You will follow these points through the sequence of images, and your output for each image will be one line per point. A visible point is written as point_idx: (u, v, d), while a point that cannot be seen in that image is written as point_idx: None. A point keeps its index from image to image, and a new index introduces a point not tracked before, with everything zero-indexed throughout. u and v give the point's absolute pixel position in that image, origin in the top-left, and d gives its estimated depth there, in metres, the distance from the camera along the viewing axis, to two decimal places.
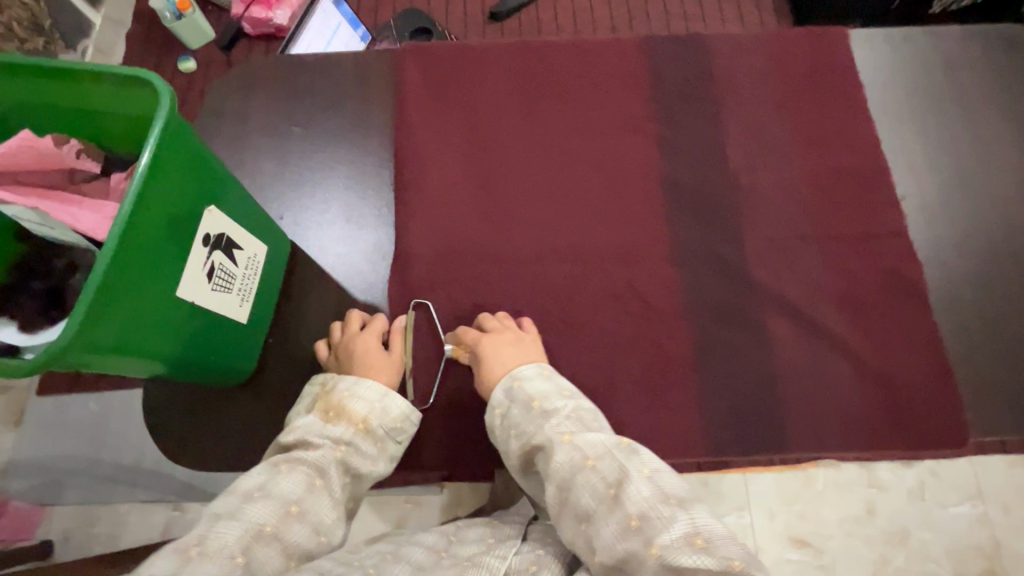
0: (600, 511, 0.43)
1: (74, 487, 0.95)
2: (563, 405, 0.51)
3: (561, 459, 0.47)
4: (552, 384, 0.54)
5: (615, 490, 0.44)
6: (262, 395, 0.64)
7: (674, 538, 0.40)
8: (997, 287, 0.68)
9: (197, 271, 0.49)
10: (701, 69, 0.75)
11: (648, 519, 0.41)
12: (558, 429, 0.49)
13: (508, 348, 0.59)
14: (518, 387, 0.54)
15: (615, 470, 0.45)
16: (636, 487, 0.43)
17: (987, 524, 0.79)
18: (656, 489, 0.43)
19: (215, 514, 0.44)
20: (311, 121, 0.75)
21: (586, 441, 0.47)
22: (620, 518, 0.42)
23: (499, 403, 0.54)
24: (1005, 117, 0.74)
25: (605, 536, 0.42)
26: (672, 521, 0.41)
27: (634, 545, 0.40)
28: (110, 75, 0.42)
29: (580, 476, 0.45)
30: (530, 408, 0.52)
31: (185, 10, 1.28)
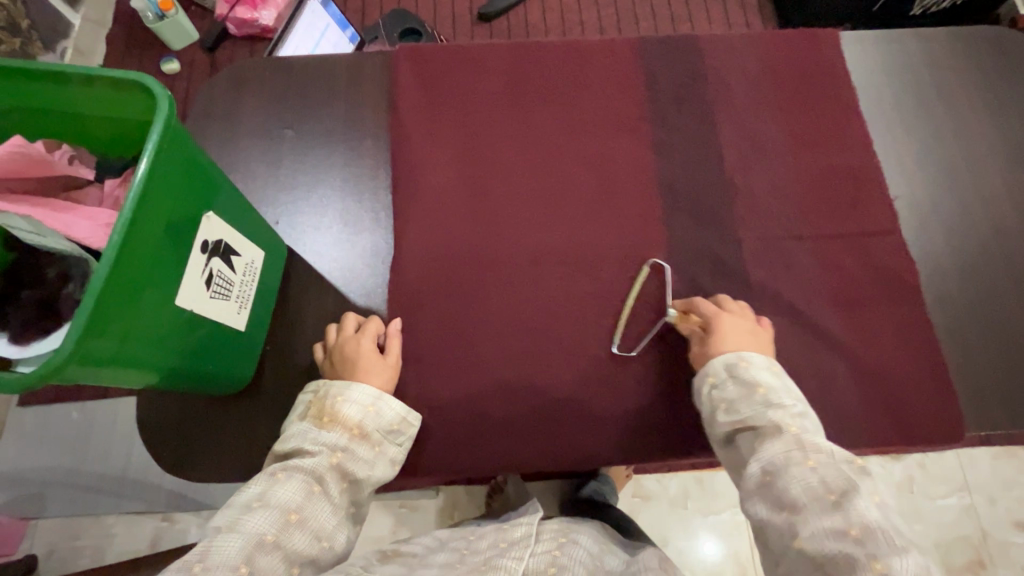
0: (813, 506, 0.44)
1: (59, 498, 0.93)
2: (794, 404, 0.52)
3: (777, 447, 0.48)
4: (781, 382, 0.54)
5: (836, 496, 0.44)
6: (257, 404, 0.63)
7: (907, 570, 0.39)
8: (987, 283, 0.69)
9: (196, 278, 0.48)
10: (694, 70, 0.76)
11: (871, 534, 0.41)
12: (783, 419, 0.50)
13: (745, 334, 0.59)
14: (744, 371, 0.55)
15: (840, 478, 0.45)
16: (864, 504, 0.43)
17: (974, 515, 0.92)
18: (887, 517, 0.42)
19: (217, 527, 0.45)
20: (305, 124, 0.74)
21: (812, 443, 0.48)
22: (836, 520, 0.42)
23: (716, 373, 0.56)
24: (990, 115, 0.76)
25: (810, 528, 0.43)
26: (902, 551, 0.40)
27: (848, 549, 0.41)
28: (101, 78, 0.41)
29: (792, 466, 0.47)
30: (752, 392, 0.53)
31: (167, 10, 1.26)
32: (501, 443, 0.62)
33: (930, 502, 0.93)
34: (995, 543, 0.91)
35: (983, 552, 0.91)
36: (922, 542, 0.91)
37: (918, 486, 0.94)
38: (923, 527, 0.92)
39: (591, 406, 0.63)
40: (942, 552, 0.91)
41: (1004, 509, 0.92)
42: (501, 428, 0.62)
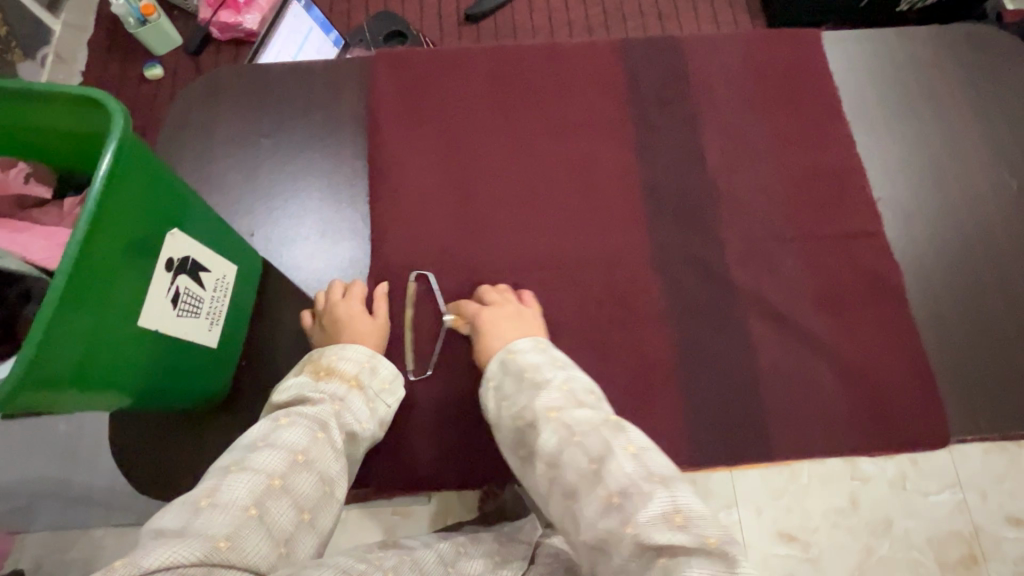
0: (583, 486, 0.42)
1: (46, 512, 0.93)
2: (556, 379, 0.50)
3: (549, 435, 0.46)
4: (545, 357, 0.53)
5: (597, 465, 0.43)
6: (235, 419, 0.62)
7: (656, 515, 0.39)
8: (973, 282, 0.68)
9: (160, 297, 0.47)
10: (676, 71, 0.75)
11: (629, 494, 0.41)
12: (547, 403, 0.48)
13: (505, 320, 0.59)
14: (512, 360, 0.53)
15: (598, 446, 0.44)
16: (620, 463, 0.42)
17: (967, 511, 0.92)
18: (640, 465, 0.42)
19: (222, 468, 0.43)
20: (281, 132, 0.73)
21: (572, 418, 0.46)
22: (602, 494, 0.41)
23: (492, 376, 0.54)
24: (973, 112, 0.76)
25: (587, 515, 0.41)
26: (653, 498, 0.40)
27: (615, 522, 0.40)
28: (55, 95, 0.40)
29: (563, 451, 0.44)
30: (521, 379, 0.51)
31: (149, 15, 1.24)
32: (483, 456, 0.61)
33: (923, 498, 0.93)
34: (988, 539, 0.91)
35: (977, 547, 0.90)
36: (915, 538, 0.91)
37: (911, 483, 0.93)
38: (915, 524, 0.91)
39: None
40: (935, 548, 0.90)
41: (997, 504, 0.92)
42: (485, 439, 0.61)
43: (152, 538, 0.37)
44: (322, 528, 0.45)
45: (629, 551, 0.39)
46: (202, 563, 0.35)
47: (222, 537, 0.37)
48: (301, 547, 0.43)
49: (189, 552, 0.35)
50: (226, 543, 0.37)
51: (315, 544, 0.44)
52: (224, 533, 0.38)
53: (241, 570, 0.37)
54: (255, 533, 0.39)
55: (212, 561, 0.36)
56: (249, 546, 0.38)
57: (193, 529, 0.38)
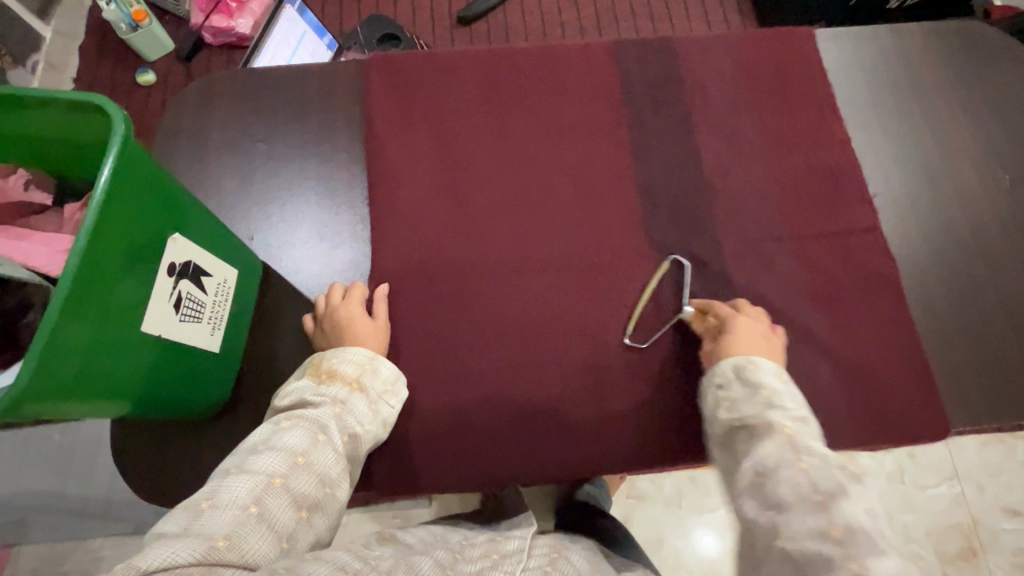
0: (801, 507, 0.42)
1: (42, 524, 0.91)
2: (795, 406, 0.50)
3: (772, 447, 0.46)
4: (786, 384, 0.52)
5: (824, 499, 0.42)
6: (235, 425, 0.61)
7: (884, 571, 0.39)
8: (966, 276, 0.69)
9: (162, 302, 0.47)
10: (670, 72, 0.76)
11: (853, 534, 0.40)
12: (780, 419, 0.48)
13: (760, 338, 0.58)
14: (753, 373, 0.53)
15: (829, 481, 0.43)
16: (852, 507, 0.41)
17: (964, 503, 0.93)
18: (873, 521, 0.41)
19: (224, 470, 0.43)
20: (277, 136, 0.73)
21: (807, 445, 0.46)
22: (819, 521, 0.41)
23: (725, 373, 0.54)
24: (964, 109, 0.77)
25: (793, 529, 0.42)
26: (883, 557, 0.39)
27: (829, 551, 0.40)
28: (56, 102, 0.40)
29: (784, 468, 0.44)
30: (757, 392, 0.51)
31: (141, 21, 1.24)
32: (485, 457, 0.61)
33: (921, 491, 0.93)
34: (986, 531, 0.92)
35: (975, 539, 0.91)
36: (914, 532, 0.92)
37: (909, 477, 0.94)
38: (914, 518, 0.92)
39: (575, 413, 0.62)
40: (934, 541, 0.91)
41: (993, 496, 0.93)
42: (486, 439, 0.61)
43: (153, 539, 0.37)
44: (323, 527, 0.45)
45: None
46: (201, 561, 0.35)
47: (222, 536, 0.38)
48: (302, 546, 0.42)
49: (188, 552, 0.36)
50: (225, 542, 0.37)
51: (316, 543, 0.44)
52: (224, 532, 0.38)
53: (241, 568, 0.37)
54: (255, 532, 0.39)
55: (210, 560, 0.36)
56: (249, 545, 0.38)
57: (193, 529, 0.38)
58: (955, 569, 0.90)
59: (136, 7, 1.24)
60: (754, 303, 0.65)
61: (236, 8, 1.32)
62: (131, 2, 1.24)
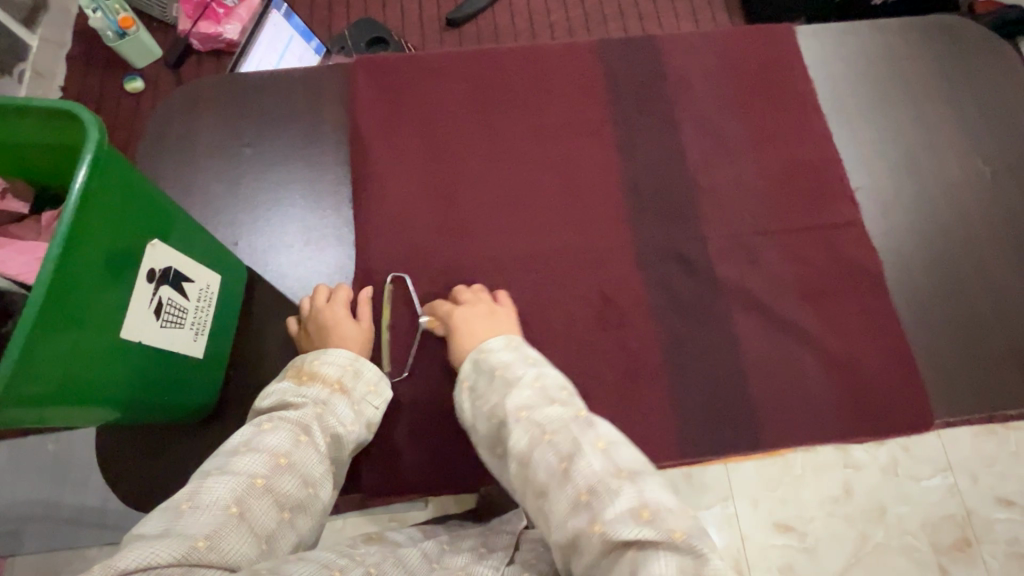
0: (553, 485, 0.42)
1: (36, 534, 0.90)
2: (525, 378, 0.49)
3: (519, 434, 0.45)
4: (517, 357, 0.52)
5: (567, 465, 0.42)
6: (223, 430, 0.61)
7: (624, 511, 0.38)
8: (951, 268, 0.70)
9: (141, 309, 0.47)
10: (654, 69, 0.76)
11: (596, 492, 0.40)
12: (516, 402, 0.47)
13: (480, 318, 0.59)
14: (484, 359, 0.53)
15: (568, 443, 0.43)
16: (587, 459, 0.41)
17: (959, 494, 0.93)
18: (608, 460, 0.41)
19: (204, 472, 0.43)
20: (262, 140, 0.73)
21: (543, 416, 0.45)
22: (571, 494, 0.40)
23: (467, 377, 0.53)
24: (946, 101, 0.77)
25: (557, 514, 0.40)
26: (620, 493, 0.39)
27: (581, 520, 0.39)
28: (30, 110, 0.40)
29: (535, 452, 0.43)
30: (493, 377, 0.51)
31: (128, 28, 1.24)
32: (473, 457, 0.61)
33: (915, 483, 0.94)
34: (980, 522, 0.92)
35: (969, 530, 0.92)
36: (909, 524, 0.92)
37: (903, 468, 0.95)
38: (909, 509, 0.93)
39: None
40: (929, 532, 0.92)
41: (987, 486, 0.94)
42: (475, 439, 0.61)
43: (132, 541, 0.37)
44: (304, 529, 0.45)
45: (598, 551, 0.37)
46: (181, 561, 0.35)
47: (202, 536, 0.37)
48: (283, 546, 0.42)
49: (168, 552, 0.35)
50: (205, 542, 0.37)
51: (297, 544, 0.44)
52: (205, 532, 0.38)
53: (222, 569, 0.37)
54: (237, 532, 0.39)
55: (190, 561, 0.36)
56: (230, 545, 0.38)
57: (173, 529, 0.38)
58: (950, 560, 0.90)
59: (123, 14, 1.23)
60: (476, 285, 0.65)
61: (223, 14, 1.32)
62: (117, 9, 1.24)
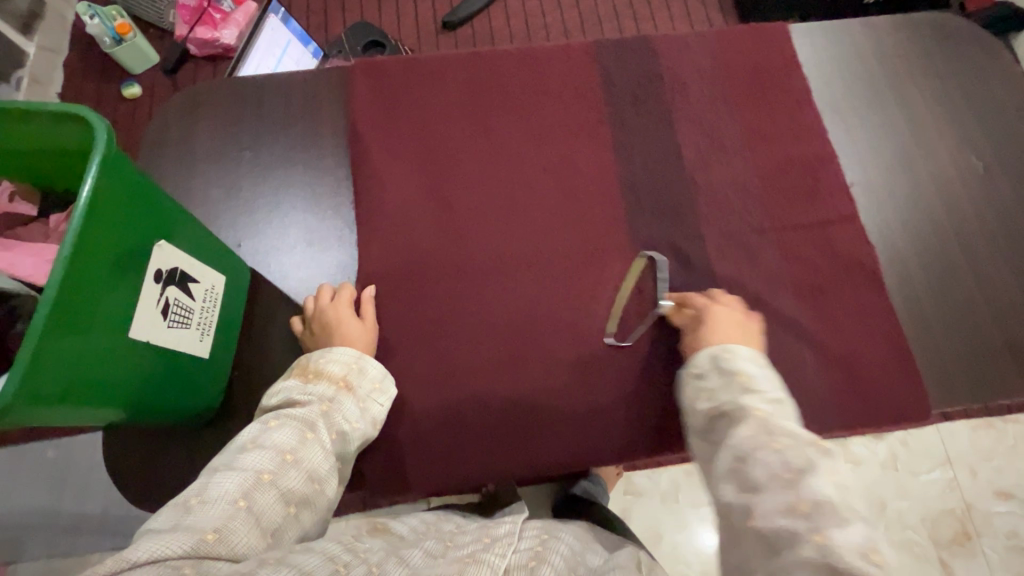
0: (771, 487, 0.39)
1: (37, 541, 0.90)
2: (770, 390, 0.47)
3: (746, 431, 0.43)
4: (762, 369, 0.49)
5: (794, 475, 0.39)
6: (226, 431, 0.62)
7: (850, 544, 0.35)
8: (945, 262, 0.71)
9: (150, 308, 0.47)
10: (649, 70, 0.77)
11: (822, 511, 0.37)
12: (755, 404, 0.45)
13: (734, 326, 0.58)
14: (727, 359, 0.51)
15: (802, 459, 0.40)
16: (822, 482, 0.38)
17: (957, 488, 0.94)
18: (844, 495, 0.38)
19: (213, 468, 0.43)
20: (262, 143, 0.73)
21: (781, 427, 0.43)
22: (788, 498, 0.38)
23: (699, 364, 0.52)
24: (937, 98, 0.78)
25: (764, 508, 0.38)
26: (851, 528, 0.36)
27: (797, 526, 0.36)
28: (38, 113, 0.40)
29: (757, 447, 0.41)
30: (731, 379, 0.49)
31: (125, 34, 1.24)
32: (475, 453, 0.62)
33: (915, 478, 0.95)
34: (980, 516, 0.93)
35: (969, 524, 0.93)
36: (909, 518, 0.93)
37: (902, 464, 0.96)
38: (909, 504, 0.93)
39: (563, 408, 0.63)
40: (928, 527, 0.92)
41: (986, 480, 0.95)
42: (477, 435, 0.62)
43: (142, 535, 0.37)
44: (310, 524, 0.45)
45: (808, 565, 0.35)
46: (191, 554, 0.36)
47: (211, 529, 0.38)
48: (289, 539, 0.43)
49: (178, 545, 0.36)
50: (214, 535, 0.37)
51: (302, 539, 0.44)
52: (214, 526, 0.38)
53: (230, 561, 0.37)
54: (244, 525, 0.40)
55: (200, 553, 0.36)
56: (238, 539, 0.39)
57: (183, 523, 0.38)
58: (951, 554, 0.91)
59: (120, 20, 1.24)
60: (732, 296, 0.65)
61: (220, 20, 1.32)
62: (114, 16, 1.25)
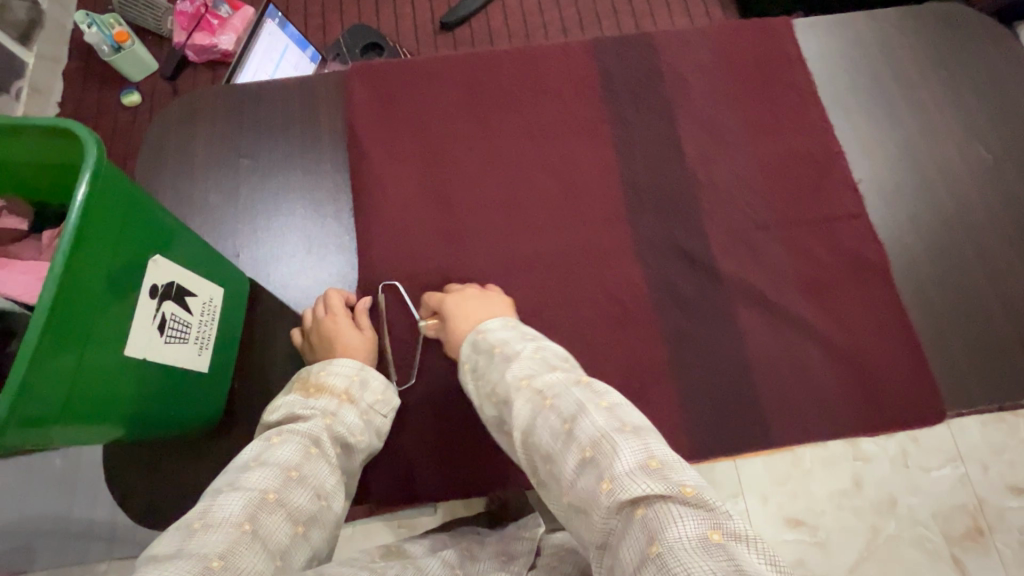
0: (557, 449, 0.40)
1: (48, 548, 0.90)
2: (522, 351, 0.49)
3: (521, 403, 0.44)
4: (515, 336, 0.51)
5: (569, 424, 0.40)
6: (229, 442, 0.61)
7: (629, 467, 0.36)
8: (955, 255, 0.69)
9: (147, 325, 0.47)
10: (649, 67, 0.76)
11: (600, 448, 0.38)
12: (518, 373, 0.47)
13: (474, 302, 0.59)
14: (481, 338, 0.52)
15: (569, 405, 0.42)
16: (591, 417, 0.40)
17: (970, 484, 0.93)
18: (611, 418, 0.40)
19: (216, 488, 0.42)
20: (258, 150, 0.72)
21: (544, 384, 0.45)
22: (576, 453, 0.39)
23: (467, 359, 0.53)
24: (944, 90, 0.77)
25: (566, 475, 0.39)
26: (623, 449, 0.37)
27: (591, 478, 0.37)
28: (27, 127, 0.40)
29: (538, 420, 0.42)
30: (492, 356, 0.50)
31: (123, 42, 1.23)
32: (481, 463, 0.61)
33: (926, 474, 0.93)
34: (993, 511, 0.91)
35: (982, 519, 0.91)
36: (921, 515, 0.91)
37: (913, 459, 0.94)
38: (919, 501, 0.92)
39: None
40: (940, 523, 0.91)
41: (998, 475, 0.93)
42: (481, 442, 0.62)
43: (145, 563, 0.37)
44: (319, 542, 0.45)
45: (608, 512, 0.35)
46: None
47: (216, 556, 0.37)
48: (298, 561, 0.42)
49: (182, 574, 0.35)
50: (219, 562, 0.37)
51: (312, 558, 0.44)
52: (219, 552, 0.37)
53: None
54: (251, 549, 0.39)
55: None
56: (244, 563, 0.38)
57: (187, 550, 0.37)
58: (963, 550, 0.90)
59: (118, 29, 1.23)
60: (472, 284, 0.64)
61: (218, 25, 1.32)
62: (113, 25, 1.25)
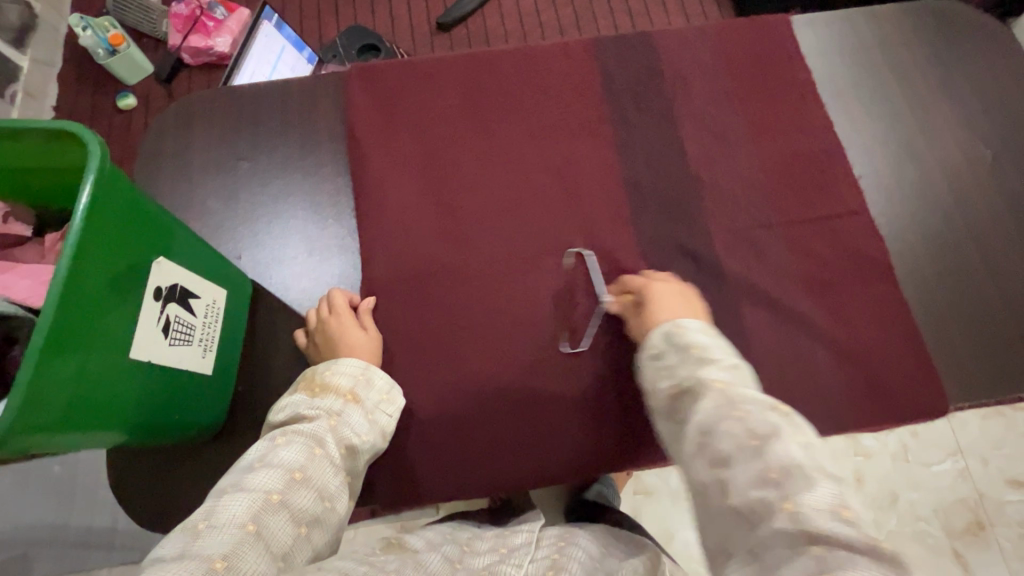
0: (737, 458, 0.39)
1: (45, 557, 0.89)
2: (724, 357, 0.46)
3: (710, 403, 0.43)
4: (716, 339, 0.48)
5: (758, 442, 0.39)
6: (231, 446, 0.61)
7: (819, 504, 0.36)
8: (954, 250, 0.70)
9: (150, 327, 0.46)
10: (648, 65, 0.76)
11: (792, 475, 0.37)
12: (713, 374, 0.45)
13: (675, 297, 0.58)
14: (679, 334, 0.49)
15: (765, 425, 0.40)
16: (786, 445, 0.39)
17: (970, 478, 0.93)
18: (810, 455, 0.38)
19: (221, 489, 0.42)
20: (258, 152, 0.72)
21: (739, 394, 0.43)
22: (759, 467, 0.38)
23: (654, 344, 0.50)
24: (941, 86, 0.77)
25: (738, 482, 0.38)
26: (816, 486, 0.36)
27: (768, 495, 0.37)
28: (30, 131, 0.40)
29: (722, 423, 0.41)
30: (687, 354, 0.47)
31: (119, 45, 1.23)
32: (486, 463, 0.61)
33: (926, 468, 0.94)
34: (993, 505, 0.92)
35: (982, 514, 0.91)
36: (921, 509, 0.92)
37: (913, 455, 0.95)
38: (920, 496, 0.92)
39: (569, 410, 0.62)
40: (941, 518, 0.91)
41: (998, 469, 0.94)
42: (485, 442, 0.61)
43: (150, 564, 0.37)
44: (322, 543, 0.44)
45: (776, 532, 0.35)
46: None
47: (220, 556, 0.37)
48: (300, 562, 0.42)
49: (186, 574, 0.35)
50: (221, 564, 0.37)
51: (315, 559, 0.44)
52: (223, 552, 0.37)
53: None
54: (253, 550, 0.39)
55: None
56: (247, 564, 0.38)
57: (191, 551, 0.37)
58: (964, 544, 0.90)
59: (113, 31, 1.23)
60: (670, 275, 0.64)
61: (213, 27, 1.31)
62: (108, 27, 1.24)
